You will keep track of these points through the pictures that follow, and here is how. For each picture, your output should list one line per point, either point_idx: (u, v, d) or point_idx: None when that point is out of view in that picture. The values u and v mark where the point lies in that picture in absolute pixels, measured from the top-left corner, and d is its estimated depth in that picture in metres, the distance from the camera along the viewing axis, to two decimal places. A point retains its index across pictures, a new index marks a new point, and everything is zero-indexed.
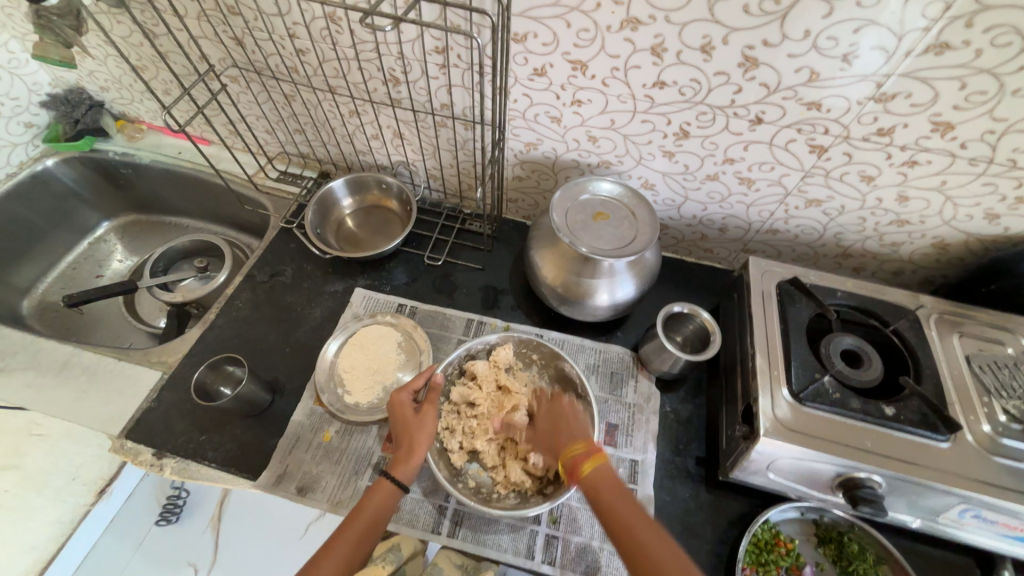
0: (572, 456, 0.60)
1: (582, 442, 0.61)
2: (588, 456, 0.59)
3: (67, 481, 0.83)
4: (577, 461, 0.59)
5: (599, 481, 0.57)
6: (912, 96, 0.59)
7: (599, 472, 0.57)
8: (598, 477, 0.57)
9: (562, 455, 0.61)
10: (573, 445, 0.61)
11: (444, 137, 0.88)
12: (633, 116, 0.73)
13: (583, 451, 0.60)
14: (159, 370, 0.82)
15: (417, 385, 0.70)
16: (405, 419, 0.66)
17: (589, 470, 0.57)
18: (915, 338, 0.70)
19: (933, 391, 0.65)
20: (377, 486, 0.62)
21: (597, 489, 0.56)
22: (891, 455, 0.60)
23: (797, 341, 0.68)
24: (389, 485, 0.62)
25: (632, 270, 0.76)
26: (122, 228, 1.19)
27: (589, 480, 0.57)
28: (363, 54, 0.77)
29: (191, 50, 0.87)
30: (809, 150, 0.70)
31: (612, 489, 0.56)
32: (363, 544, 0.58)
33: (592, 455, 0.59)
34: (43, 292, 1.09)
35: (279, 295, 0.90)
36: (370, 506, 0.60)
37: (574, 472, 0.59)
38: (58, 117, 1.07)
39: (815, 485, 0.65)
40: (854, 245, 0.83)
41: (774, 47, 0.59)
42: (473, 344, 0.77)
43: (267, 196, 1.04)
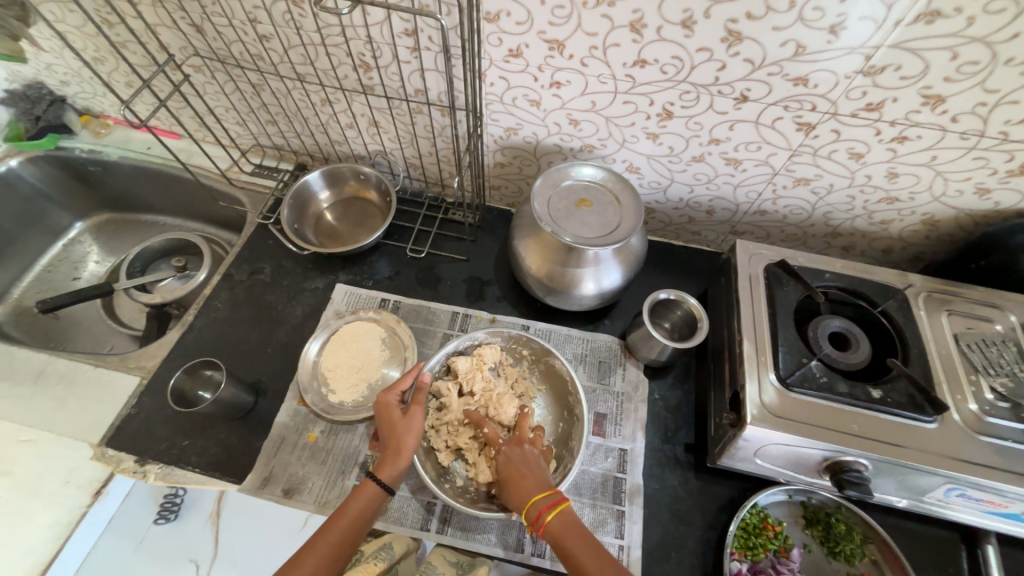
0: (535, 506, 0.57)
1: (545, 491, 0.58)
2: (549, 504, 0.57)
3: (61, 485, 0.77)
4: (539, 512, 0.57)
5: (561, 533, 0.56)
6: (901, 69, 0.57)
7: (562, 520, 0.56)
8: (559, 527, 0.56)
9: (524, 505, 0.58)
10: (536, 494, 0.58)
11: (421, 124, 0.84)
12: (614, 97, 0.70)
13: (546, 501, 0.57)
14: (138, 375, 0.80)
15: (404, 386, 0.68)
16: (392, 421, 0.65)
17: (551, 520, 0.56)
18: (903, 318, 0.69)
19: (920, 372, 0.64)
20: (362, 489, 0.61)
21: (560, 543, 0.55)
22: (878, 438, 0.60)
23: (785, 326, 0.67)
24: (372, 487, 0.61)
25: (617, 258, 0.74)
26: (96, 229, 1.15)
27: (553, 534, 0.56)
28: (329, 39, 0.73)
29: (149, 39, 0.82)
30: (797, 128, 0.67)
31: (575, 539, 0.55)
32: (343, 548, 0.57)
33: (554, 507, 0.57)
34: (17, 297, 1.06)
35: (258, 293, 0.88)
36: (352, 510, 0.59)
37: (538, 525, 0.57)
38: (18, 114, 1.02)
39: (802, 469, 0.65)
40: (844, 224, 0.81)
41: (757, 20, 0.56)
42: (460, 340, 0.75)
43: (242, 191, 1.01)
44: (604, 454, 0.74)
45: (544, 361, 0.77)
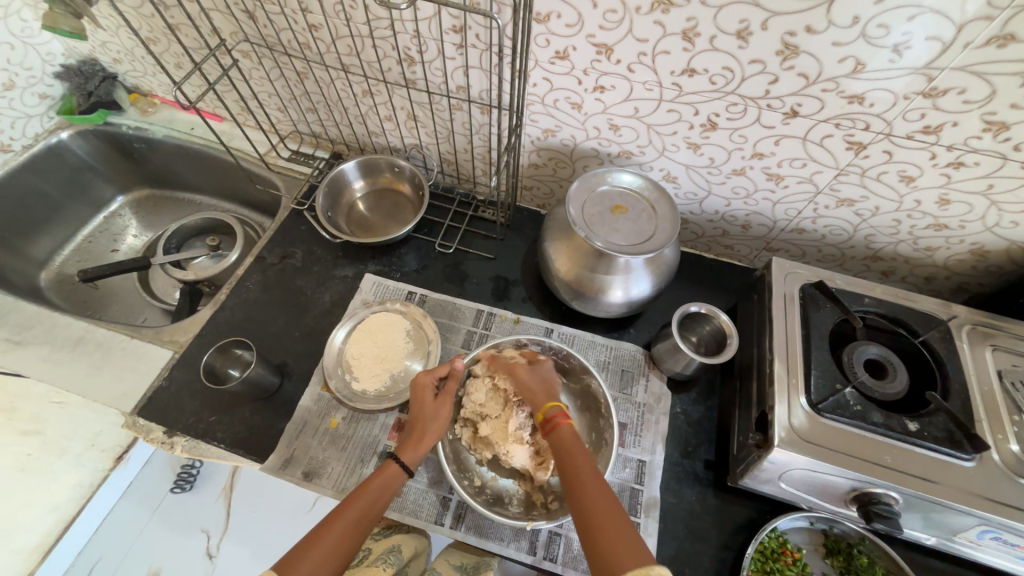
0: (551, 408, 0.63)
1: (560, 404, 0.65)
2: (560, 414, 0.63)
3: (86, 448, 0.90)
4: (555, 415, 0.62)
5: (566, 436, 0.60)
6: (965, 92, 0.55)
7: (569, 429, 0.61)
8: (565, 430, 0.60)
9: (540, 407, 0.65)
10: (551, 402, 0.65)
11: (459, 120, 0.85)
12: (659, 105, 0.69)
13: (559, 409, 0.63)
14: (170, 349, 0.82)
15: (440, 373, 0.70)
16: (422, 404, 0.68)
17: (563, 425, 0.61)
18: (945, 351, 0.66)
19: (960, 407, 0.62)
20: (385, 467, 0.63)
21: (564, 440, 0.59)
22: (911, 472, 0.58)
23: (819, 349, 0.66)
24: (395, 468, 0.62)
25: (648, 267, 0.73)
26: (136, 203, 1.19)
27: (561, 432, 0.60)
28: (377, 31, 0.73)
29: (202, 24, 0.84)
30: (847, 147, 0.65)
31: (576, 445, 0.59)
32: (364, 520, 0.56)
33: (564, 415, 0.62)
34: (59, 264, 1.10)
35: (289, 278, 0.89)
36: (377, 485, 0.60)
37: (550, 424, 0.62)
38: (72, 88, 1.06)
39: (827, 497, 0.63)
40: (886, 248, 0.79)
41: (817, 34, 0.54)
42: (505, 341, 0.76)
43: (278, 175, 1.02)
44: (622, 464, 0.73)
45: (573, 368, 0.77)
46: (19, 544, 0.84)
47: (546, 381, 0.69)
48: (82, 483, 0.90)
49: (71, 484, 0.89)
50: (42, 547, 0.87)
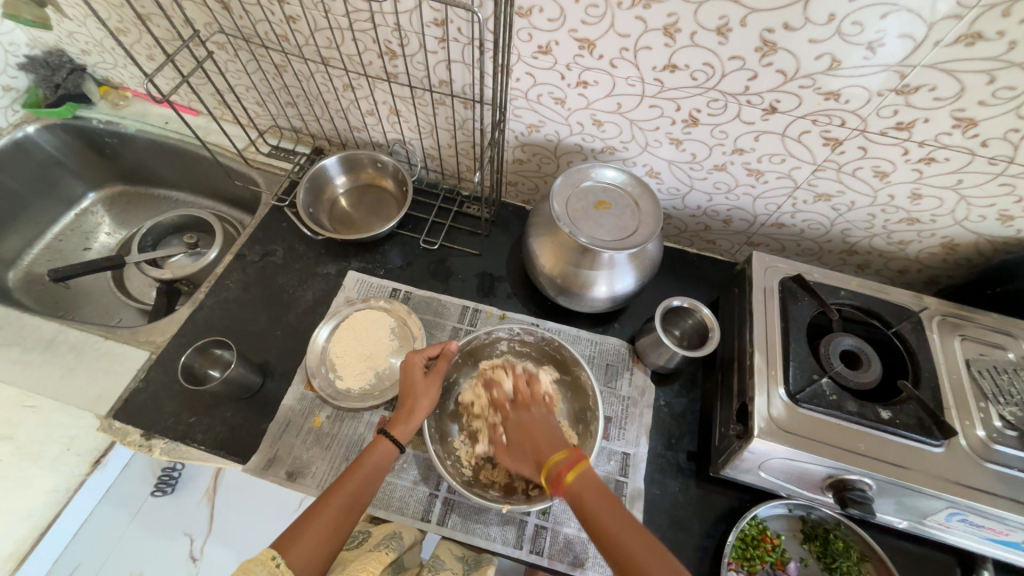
0: (553, 465, 0.57)
1: (561, 452, 0.58)
2: (567, 464, 0.57)
3: (63, 452, 0.86)
4: (559, 471, 0.56)
5: (580, 493, 0.55)
6: (936, 89, 0.56)
7: (582, 480, 0.55)
8: (578, 487, 0.55)
9: (543, 466, 0.59)
10: (551, 457, 0.58)
11: (442, 115, 0.84)
12: (641, 101, 0.69)
13: (564, 459, 0.57)
14: (146, 349, 0.80)
15: (430, 352, 0.71)
16: (413, 382, 0.68)
17: (572, 480, 0.55)
18: (917, 341, 0.68)
19: (931, 396, 0.64)
20: (376, 442, 0.64)
21: (582, 502, 0.54)
22: (883, 458, 0.60)
23: (797, 341, 0.67)
24: (386, 443, 0.64)
25: (632, 262, 0.74)
26: (109, 200, 1.15)
27: (575, 492, 0.55)
28: (357, 24, 0.72)
29: (174, 14, 0.81)
30: (823, 143, 0.67)
31: (596, 498, 0.54)
32: (355, 502, 0.59)
33: (570, 467, 0.56)
34: (29, 264, 1.06)
35: (270, 276, 0.88)
36: (366, 462, 0.62)
37: (557, 483, 0.56)
38: (38, 81, 1.02)
39: (805, 484, 0.65)
40: (861, 242, 0.81)
41: (794, 31, 0.55)
42: (498, 329, 0.78)
43: (257, 171, 1.00)
44: (607, 457, 0.74)
45: (564, 360, 0.77)
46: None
47: (538, 426, 0.64)
48: (60, 488, 0.88)
49: (48, 490, 0.87)
50: (18, 554, 0.84)
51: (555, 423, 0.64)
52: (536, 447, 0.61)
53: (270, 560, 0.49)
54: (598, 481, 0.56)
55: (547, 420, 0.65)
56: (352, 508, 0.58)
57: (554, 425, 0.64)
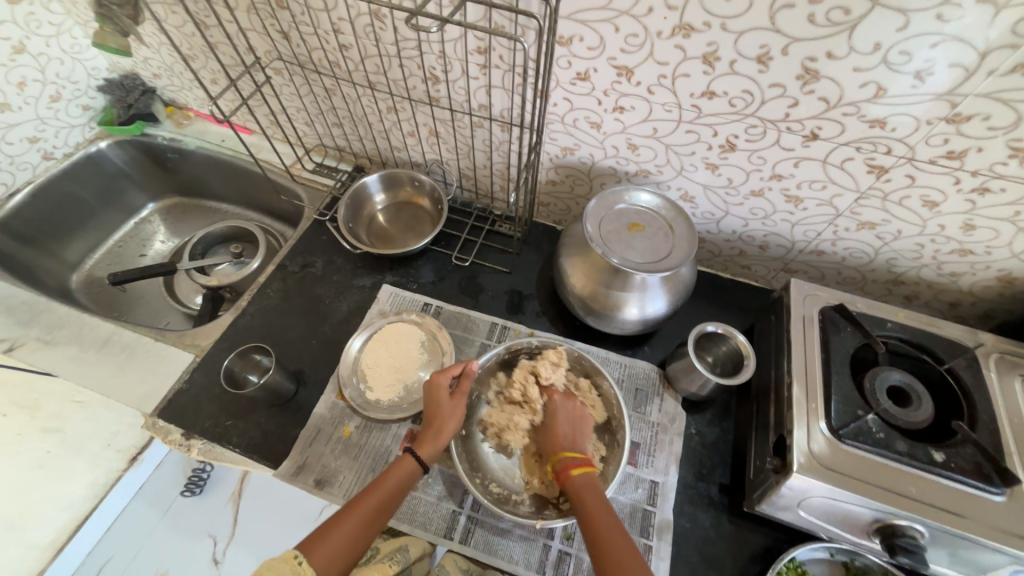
0: (564, 459, 0.64)
1: (573, 452, 0.65)
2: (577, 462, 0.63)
3: (104, 447, 0.94)
4: (567, 464, 0.63)
5: (579, 491, 0.61)
6: (990, 119, 0.54)
7: (586, 479, 0.62)
8: (580, 482, 0.61)
9: (554, 457, 0.65)
10: (565, 451, 0.65)
11: (480, 137, 0.87)
12: (677, 126, 0.70)
13: (574, 459, 0.63)
14: (191, 352, 0.84)
15: (453, 372, 0.71)
16: (439, 403, 0.69)
17: (576, 474, 0.62)
18: (972, 380, 0.64)
19: (989, 439, 0.60)
20: (401, 460, 0.65)
21: (578, 494, 0.60)
22: (936, 505, 0.56)
23: (840, 374, 0.64)
24: (411, 461, 0.65)
25: (665, 285, 0.73)
26: (165, 210, 1.23)
27: (574, 485, 0.61)
28: (404, 51, 0.76)
29: (239, 42, 0.88)
30: (867, 171, 0.65)
31: (591, 499, 0.60)
32: (380, 511, 0.60)
33: (580, 465, 0.63)
34: (90, 267, 1.14)
35: (309, 286, 0.91)
36: (393, 475, 0.63)
37: (562, 474, 0.63)
38: (113, 101, 1.12)
39: (849, 528, 0.61)
40: (909, 272, 0.77)
41: (837, 59, 0.55)
42: (526, 344, 0.77)
43: (302, 187, 1.06)
44: (635, 485, 0.72)
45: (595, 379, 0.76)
46: (36, 539, 0.88)
47: (572, 420, 0.69)
48: (96, 482, 0.92)
49: (86, 482, 0.92)
50: (56, 544, 0.89)
51: (586, 424, 0.69)
52: (557, 438, 0.67)
53: (293, 558, 0.52)
54: (599, 489, 0.61)
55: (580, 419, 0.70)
56: (380, 513, 0.60)
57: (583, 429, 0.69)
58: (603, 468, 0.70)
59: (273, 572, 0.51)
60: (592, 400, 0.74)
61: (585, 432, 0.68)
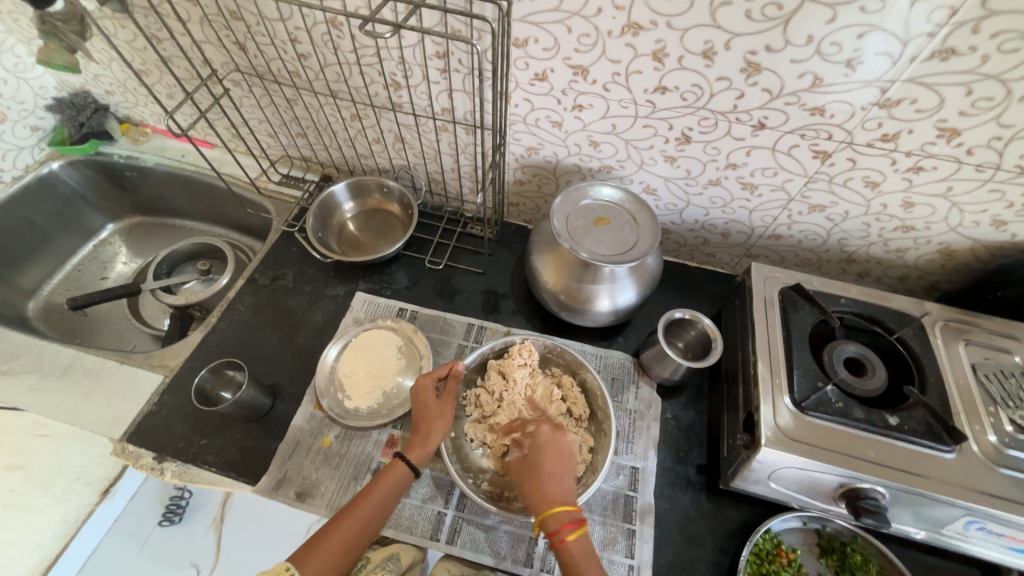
0: (558, 519, 0.58)
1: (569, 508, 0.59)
2: (573, 522, 0.58)
3: (73, 481, 0.89)
4: (562, 525, 0.58)
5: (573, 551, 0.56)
6: (916, 102, 0.59)
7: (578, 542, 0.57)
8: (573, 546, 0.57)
9: (544, 513, 0.59)
10: (559, 507, 0.59)
11: (445, 141, 0.88)
12: (635, 121, 0.72)
13: (570, 521, 0.58)
14: (160, 373, 0.81)
15: (440, 373, 0.72)
16: (426, 405, 0.69)
17: (572, 539, 0.57)
18: (920, 346, 0.69)
19: (938, 401, 0.64)
20: (392, 467, 0.65)
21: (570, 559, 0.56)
22: (895, 466, 0.59)
23: (800, 350, 0.68)
24: (401, 468, 0.65)
25: (633, 276, 0.75)
26: (126, 230, 1.20)
27: (567, 549, 0.56)
28: (364, 58, 0.76)
29: (194, 55, 0.87)
30: (813, 156, 0.69)
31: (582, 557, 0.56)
32: (371, 522, 0.61)
33: (576, 526, 0.58)
34: (47, 294, 1.09)
35: (280, 298, 0.90)
36: (381, 485, 0.63)
37: (556, 537, 0.57)
38: (64, 120, 1.08)
39: (817, 495, 0.64)
40: (859, 250, 0.82)
41: (776, 52, 0.58)
42: (510, 341, 0.78)
43: (269, 199, 1.04)
44: (616, 471, 0.74)
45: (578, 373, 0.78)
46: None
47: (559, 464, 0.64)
48: (68, 518, 0.90)
49: (58, 520, 0.89)
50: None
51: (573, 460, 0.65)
52: (545, 490, 0.61)
53: (285, 570, 0.54)
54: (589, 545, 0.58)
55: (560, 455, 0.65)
56: (372, 522, 0.61)
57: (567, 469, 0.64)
58: (590, 458, 0.71)
59: None
60: (577, 399, 0.75)
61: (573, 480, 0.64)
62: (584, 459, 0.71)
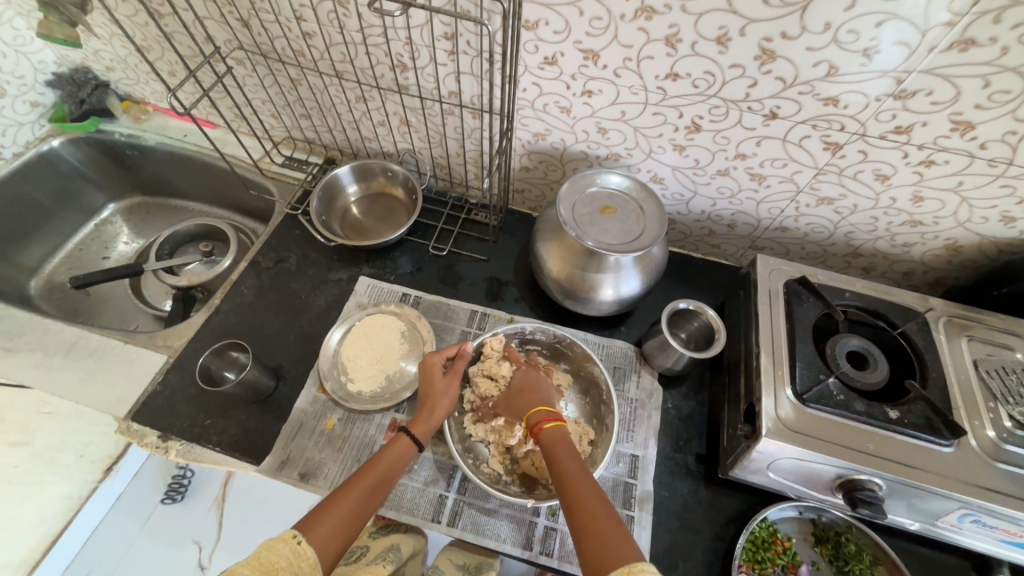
0: (537, 414, 0.64)
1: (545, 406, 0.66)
2: (550, 416, 0.63)
3: (76, 459, 0.91)
4: (540, 418, 0.63)
5: (554, 439, 0.61)
6: (932, 94, 0.58)
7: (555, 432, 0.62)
8: (552, 435, 0.61)
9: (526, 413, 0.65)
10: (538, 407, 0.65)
11: (451, 125, 0.87)
12: (645, 108, 0.71)
13: (546, 412, 0.64)
14: (164, 353, 0.82)
15: (448, 353, 0.73)
16: (433, 381, 0.70)
17: (550, 426, 0.62)
18: (923, 341, 0.69)
19: (939, 395, 0.64)
20: (397, 440, 0.65)
21: (552, 445, 0.60)
22: (893, 458, 0.60)
23: (803, 342, 0.68)
24: (406, 441, 0.65)
25: (638, 265, 0.75)
26: (128, 211, 1.19)
27: (548, 436, 0.61)
28: (370, 38, 0.75)
29: (197, 32, 0.85)
30: (824, 147, 0.68)
31: (562, 447, 0.60)
32: (376, 490, 0.61)
33: (554, 418, 0.63)
34: (49, 273, 1.09)
35: (283, 281, 0.90)
36: (387, 456, 0.63)
37: (536, 427, 0.63)
38: (64, 97, 1.07)
39: (815, 486, 0.65)
40: (865, 244, 0.82)
41: (791, 40, 0.57)
42: (515, 328, 0.79)
43: (272, 181, 1.04)
44: (616, 459, 0.74)
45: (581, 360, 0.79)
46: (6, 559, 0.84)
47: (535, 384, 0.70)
48: (70, 495, 0.90)
49: (58, 496, 0.90)
50: (29, 562, 0.86)
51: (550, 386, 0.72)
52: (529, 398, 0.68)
53: (292, 538, 0.51)
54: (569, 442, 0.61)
55: (530, 381, 0.71)
56: (376, 492, 0.61)
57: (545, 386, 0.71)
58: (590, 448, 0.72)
59: (274, 552, 0.50)
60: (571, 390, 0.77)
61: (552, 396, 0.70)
62: (585, 448, 0.71)
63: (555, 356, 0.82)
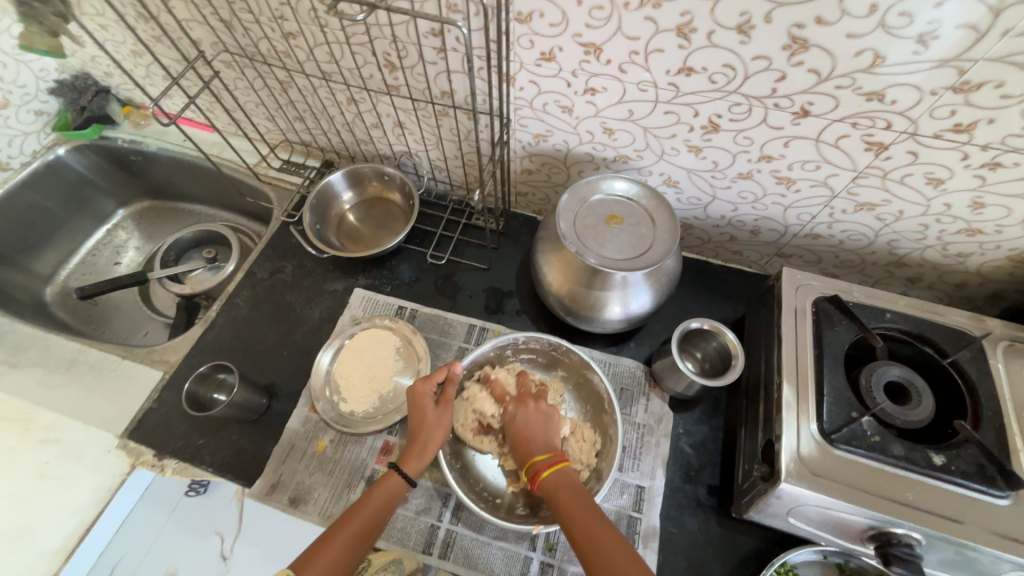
0: (533, 463, 0.61)
1: (545, 451, 0.62)
2: (548, 461, 0.60)
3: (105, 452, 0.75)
4: (538, 466, 0.60)
5: (555, 485, 0.58)
6: (1004, 86, 0.48)
7: (559, 477, 0.59)
8: (555, 480, 0.58)
9: (524, 462, 0.62)
10: (535, 456, 0.62)
11: (447, 126, 0.81)
12: (655, 107, 0.63)
13: (545, 460, 0.60)
14: (160, 369, 0.81)
15: (438, 379, 0.68)
16: (424, 412, 0.65)
17: (550, 475, 0.59)
18: (975, 371, 0.60)
19: (993, 438, 0.56)
20: (386, 478, 0.63)
21: (555, 496, 0.57)
22: (934, 511, 0.53)
23: (833, 372, 0.60)
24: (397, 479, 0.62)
25: (648, 280, 0.68)
26: (136, 216, 1.19)
27: (549, 486, 0.58)
28: (354, 37, 0.69)
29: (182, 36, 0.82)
30: (865, 148, 0.59)
31: (572, 500, 0.56)
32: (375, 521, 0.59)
33: (553, 463, 0.60)
34: (63, 279, 1.11)
35: (279, 293, 0.88)
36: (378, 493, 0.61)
37: (534, 478, 0.60)
38: (66, 104, 1.06)
39: (841, 533, 0.58)
40: (911, 254, 0.72)
41: (828, 25, 0.48)
42: (504, 338, 0.74)
43: (269, 186, 1.01)
44: (619, 490, 0.69)
45: (586, 381, 0.73)
46: (44, 547, 0.71)
47: (530, 423, 0.66)
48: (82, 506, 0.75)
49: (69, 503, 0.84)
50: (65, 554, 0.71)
51: (551, 417, 0.67)
52: (524, 449, 0.63)
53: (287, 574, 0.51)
54: (574, 479, 0.59)
55: (522, 417, 0.67)
56: (373, 527, 0.59)
57: (547, 425, 0.66)
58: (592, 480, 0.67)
59: None
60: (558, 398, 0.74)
61: (552, 429, 0.66)
62: (584, 478, 0.67)
63: (548, 362, 0.77)
